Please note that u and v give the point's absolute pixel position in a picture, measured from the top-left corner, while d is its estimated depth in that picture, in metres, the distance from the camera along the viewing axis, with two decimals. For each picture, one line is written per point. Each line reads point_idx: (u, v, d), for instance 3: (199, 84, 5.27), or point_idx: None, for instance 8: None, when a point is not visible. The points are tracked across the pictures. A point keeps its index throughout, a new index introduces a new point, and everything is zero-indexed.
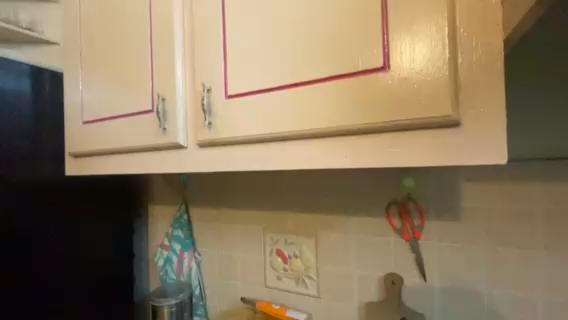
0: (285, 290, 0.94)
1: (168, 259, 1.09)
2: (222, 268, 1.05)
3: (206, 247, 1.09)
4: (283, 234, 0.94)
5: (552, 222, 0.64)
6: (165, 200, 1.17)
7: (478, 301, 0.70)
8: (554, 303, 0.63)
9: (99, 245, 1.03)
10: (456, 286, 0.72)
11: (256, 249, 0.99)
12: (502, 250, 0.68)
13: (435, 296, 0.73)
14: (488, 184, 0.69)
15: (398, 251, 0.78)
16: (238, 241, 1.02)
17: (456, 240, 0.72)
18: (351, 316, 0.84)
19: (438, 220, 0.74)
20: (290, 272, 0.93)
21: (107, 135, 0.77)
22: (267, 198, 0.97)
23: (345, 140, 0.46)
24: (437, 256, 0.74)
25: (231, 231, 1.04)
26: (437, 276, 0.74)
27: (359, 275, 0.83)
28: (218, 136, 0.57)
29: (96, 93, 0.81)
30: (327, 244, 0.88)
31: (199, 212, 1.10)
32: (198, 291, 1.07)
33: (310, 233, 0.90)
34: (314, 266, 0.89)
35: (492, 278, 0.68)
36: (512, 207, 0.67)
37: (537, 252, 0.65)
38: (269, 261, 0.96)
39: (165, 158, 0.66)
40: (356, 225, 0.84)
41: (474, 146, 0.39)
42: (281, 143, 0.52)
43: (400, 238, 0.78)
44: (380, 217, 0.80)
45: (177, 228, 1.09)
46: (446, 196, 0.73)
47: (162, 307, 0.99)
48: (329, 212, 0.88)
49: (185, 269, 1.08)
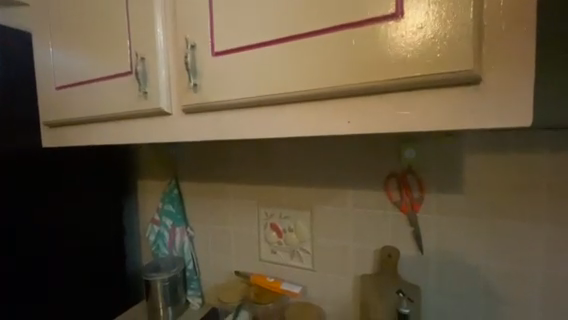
0: (280, 264, 0.93)
1: (160, 234, 1.07)
2: (215, 242, 1.04)
3: (199, 221, 1.06)
4: (278, 208, 0.92)
5: (556, 193, 0.62)
6: (154, 174, 1.12)
7: (474, 273, 0.69)
8: (551, 274, 0.63)
9: (88, 222, 0.99)
10: (454, 258, 0.71)
11: (250, 223, 0.97)
12: (501, 222, 0.66)
13: (430, 268, 0.73)
14: (493, 155, 0.66)
15: (395, 223, 0.76)
16: (232, 215, 1.00)
17: (455, 212, 0.70)
18: (345, 288, 0.84)
19: (437, 192, 0.71)
20: (284, 246, 0.92)
21: (83, 101, 0.70)
22: (261, 172, 0.94)
23: (346, 103, 0.41)
24: (435, 228, 0.72)
25: (223, 205, 1.01)
26: (434, 248, 0.73)
27: (355, 248, 0.82)
28: (205, 99, 0.52)
29: (68, 54, 0.72)
30: (323, 218, 0.86)
31: (191, 186, 1.06)
32: (192, 266, 1.06)
33: (306, 206, 0.88)
34: (309, 239, 0.88)
35: (490, 250, 0.68)
36: (515, 178, 0.64)
37: (537, 224, 0.63)
38: (263, 235, 0.95)
39: (149, 126, 0.60)
40: (354, 198, 0.81)
41: (495, 106, 0.34)
42: (276, 106, 0.46)
43: (397, 211, 0.76)
44: (377, 190, 0.78)
45: (168, 202, 1.06)
46: (447, 167, 0.70)
47: (155, 282, 0.97)
48: (325, 185, 0.85)
49: (178, 244, 1.06)
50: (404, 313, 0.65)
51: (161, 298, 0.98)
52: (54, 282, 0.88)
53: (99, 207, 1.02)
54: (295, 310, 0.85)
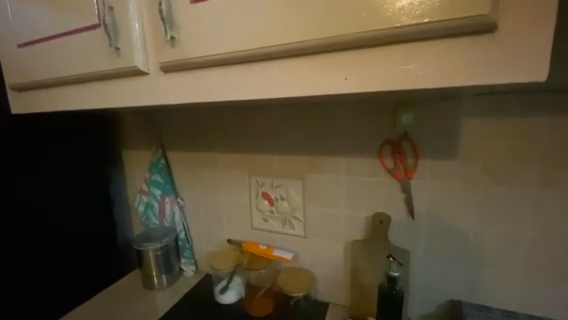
0: (271, 232, 0.93)
1: (149, 204, 1.05)
2: (206, 212, 1.02)
3: (189, 191, 1.04)
4: (269, 177, 0.90)
5: (552, 158, 0.61)
6: (140, 144, 1.09)
7: (463, 237, 0.70)
8: (539, 236, 0.64)
9: (74, 193, 0.95)
10: (444, 223, 0.72)
11: (242, 192, 0.95)
12: (494, 187, 0.66)
13: (421, 233, 0.74)
14: (491, 119, 0.64)
15: (388, 191, 0.76)
16: (222, 184, 0.97)
17: (448, 178, 0.69)
18: (336, 254, 0.85)
19: (431, 158, 0.70)
20: (276, 214, 0.91)
21: (49, 61, 0.63)
22: (251, 139, 0.90)
23: (343, 57, 0.37)
24: (428, 194, 0.72)
25: (212, 175, 0.98)
26: (425, 214, 0.73)
27: (347, 215, 0.82)
28: (184, 55, 0.46)
29: (25, 4, 0.63)
30: (315, 186, 0.84)
31: (179, 154, 1.02)
32: (184, 235, 1.05)
33: (298, 175, 0.86)
34: (301, 207, 0.87)
35: (479, 214, 0.68)
36: (511, 143, 0.63)
37: (530, 188, 0.63)
38: (255, 204, 0.93)
39: (126, 87, 0.54)
40: (346, 166, 0.79)
41: (508, 58, 0.31)
42: (265, 62, 0.42)
43: (391, 178, 0.75)
44: (371, 157, 0.76)
45: (155, 173, 1.02)
46: (444, 133, 0.68)
47: (148, 251, 0.98)
48: (317, 152, 0.82)
49: (168, 214, 1.04)
50: (393, 277, 0.66)
51: (154, 267, 0.99)
52: (43, 254, 0.85)
53: (84, 178, 0.98)
54: (286, 275, 0.87)
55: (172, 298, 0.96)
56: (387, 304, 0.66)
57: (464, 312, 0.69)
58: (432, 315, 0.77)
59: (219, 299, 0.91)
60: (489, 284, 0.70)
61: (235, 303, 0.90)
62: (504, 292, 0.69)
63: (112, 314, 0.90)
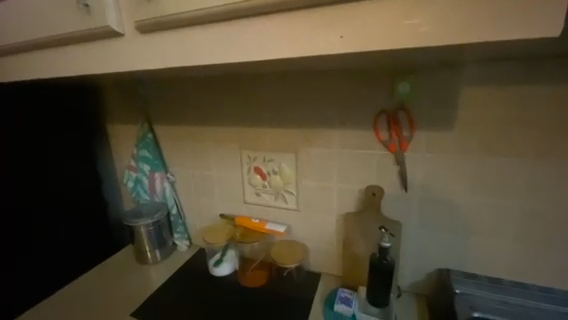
0: (264, 206, 0.92)
1: (138, 180, 1.03)
2: (198, 187, 1.01)
3: (179, 166, 1.01)
4: (261, 151, 0.87)
5: (549, 128, 0.60)
6: (126, 118, 1.05)
7: (455, 208, 0.71)
8: (529, 206, 0.65)
9: (59, 169, 0.90)
10: (437, 194, 0.72)
11: (233, 166, 0.93)
12: (488, 158, 0.66)
13: (414, 204, 0.74)
14: (490, 88, 0.62)
15: (382, 163, 0.74)
16: (214, 160, 0.95)
17: (443, 150, 0.68)
18: (329, 227, 0.86)
19: (427, 129, 0.68)
20: (269, 188, 0.90)
21: (12, 22, 0.56)
22: (241, 112, 0.86)
23: (339, 11, 0.33)
24: (422, 166, 0.71)
25: (202, 150, 0.96)
26: (418, 186, 0.73)
27: (341, 189, 0.81)
28: (161, 12, 0.41)
29: None
30: (308, 159, 0.82)
31: (167, 128, 0.99)
32: (176, 210, 1.04)
33: (291, 149, 0.84)
34: (294, 181, 0.86)
35: (472, 186, 0.68)
36: (509, 113, 0.62)
37: (524, 159, 0.63)
38: (247, 178, 0.92)
39: (101, 50, 0.50)
40: (340, 139, 0.77)
41: (522, 9, 0.28)
42: (252, 20, 0.38)
43: (385, 150, 0.73)
44: (366, 129, 0.73)
45: (143, 148, 0.99)
46: (442, 102, 0.66)
47: (139, 227, 0.98)
48: (310, 125, 0.79)
49: (159, 190, 1.02)
50: (385, 248, 0.67)
51: (147, 242, 0.99)
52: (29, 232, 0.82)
53: (69, 154, 0.93)
54: (280, 247, 0.88)
55: (167, 272, 0.96)
56: (378, 274, 0.68)
57: (451, 280, 0.72)
58: (421, 284, 0.79)
59: (214, 272, 0.91)
60: (477, 253, 0.72)
61: (230, 275, 0.92)
62: (492, 261, 0.71)
63: (106, 289, 0.90)
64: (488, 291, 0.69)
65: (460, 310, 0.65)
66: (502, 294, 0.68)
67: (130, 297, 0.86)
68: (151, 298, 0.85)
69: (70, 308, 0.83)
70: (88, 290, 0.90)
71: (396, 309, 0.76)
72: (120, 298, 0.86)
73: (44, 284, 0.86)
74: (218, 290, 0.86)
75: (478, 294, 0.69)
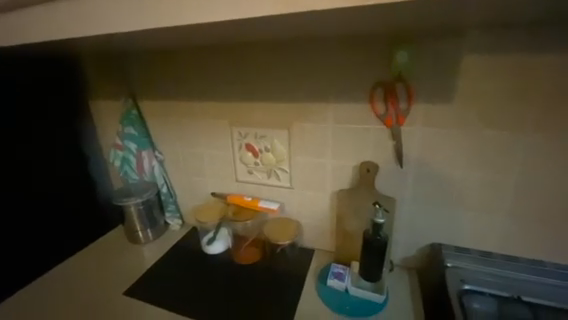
0: (256, 184, 0.90)
1: (125, 159, 0.99)
2: (188, 165, 0.97)
3: (167, 144, 0.97)
4: (253, 127, 0.84)
5: (552, 99, 0.58)
6: (109, 92, 0.99)
7: (449, 184, 0.70)
8: (525, 180, 0.64)
9: (40, 148, 0.86)
10: (432, 170, 0.70)
11: (223, 144, 0.90)
12: (487, 132, 0.64)
13: (409, 180, 0.73)
14: (493, 57, 0.59)
15: (377, 138, 0.72)
16: (203, 137, 0.91)
17: (440, 124, 0.66)
18: (322, 204, 0.85)
19: (426, 102, 0.65)
20: (261, 166, 0.87)
21: None
22: (230, 85, 0.81)
23: None
24: (418, 140, 0.69)
25: (190, 127, 0.92)
26: (413, 162, 0.71)
27: (335, 165, 0.79)
28: None
29: None
30: (301, 136, 0.79)
31: (153, 103, 0.94)
32: (166, 189, 1.01)
33: (283, 125, 0.80)
34: (287, 158, 0.83)
35: (469, 160, 0.67)
36: (511, 83, 0.59)
37: (524, 132, 0.61)
38: (238, 156, 0.89)
39: (72, 11, 0.45)
40: (335, 113, 0.74)
41: None
42: None
43: (381, 125, 0.70)
44: (362, 102, 0.70)
45: (128, 125, 0.95)
46: (442, 73, 0.62)
47: (128, 206, 0.96)
48: (304, 99, 0.75)
49: (147, 169, 0.99)
50: (378, 224, 0.66)
51: (138, 222, 0.98)
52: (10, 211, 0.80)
53: (50, 132, 0.88)
54: (273, 225, 0.87)
55: (159, 251, 0.95)
56: (372, 250, 0.67)
57: (443, 253, 0.73)
58: (413, 258, 0.80)
59: (207, 250, 0.90)
60: (471, 228, 0.72)
61: (223, 253, 0.91)
62: (486, 236, 0.71)
63: (98, 268, 0.90)
64: (479, 264, 0.70)
65: (451, 283, 0.67)
66: (493, 267, 0.69)
67: (123, 276, 0.86)
68: (144, 277, 0.84)
69: (63, 288, 0.83)
70: (80, 271, 0.89)
71: (388, 283, 0.77)
72: (113, 278, 0.85)
73: (31, 267, 0.86)
74: (212, 267, 0.86)
75: (469, 266, 0.70)
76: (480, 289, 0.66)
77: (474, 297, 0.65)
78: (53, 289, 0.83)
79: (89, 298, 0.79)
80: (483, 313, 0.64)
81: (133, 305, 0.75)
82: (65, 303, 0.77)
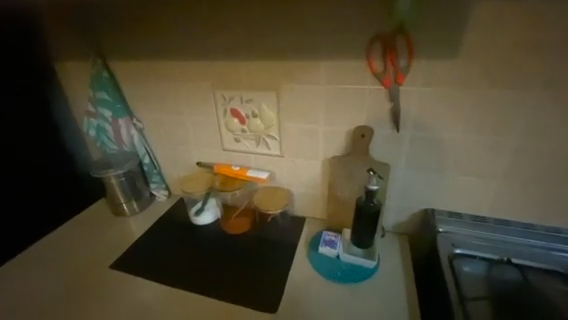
0: (245, 152, 0.85)
1: (100, 127, 0.91)
2: (170, 133, 0.91)
3: (145, 110, 0.90)
4: (238, 89, 0.76)
5: (565, 53, 0.53)
6: (74, 52, 0.88)
7: (447, 148, 0.67)
8: (526, 143, 0.61)
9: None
10: (430, 134, 0.66)
11: (207, 110, 0.82)
12: (491, 91, 0.59)
13: (404, 145, 0.69)
14: (506, 4, 0.52)
15: (374, 100, 0.66)
16: (184, 102, 0.84)
17: (442, 83, 0.61)
18: (314, 172, 0.81)
19: (427, 59, 0.60)
20: (249, 133, 0.82)
21: None
22: (211, 42, 0.72)
23: None
24: (417, 102, 0.64)
25: (169, 90, 0.83)
26: (411, 125, 0.67)
27: (327, 131, 0.74)
28: None
29: None
30: (291, 99, 0.73)
31: (126, 65, 0.84)
32: (148, 160, 0.95)
33: (272, 86, 0.73)
34: (276, 125, 0.78)
35: (469, 122, 0.63)
36: (522, 36, 0.54)
37: (530, 91, 0.57)
38: (223, 123, 0.82)
39: None
40: (328, 73, 0.67)
41: None
42: None
43: (379, 85, 0.64)
44: (359, 59, 0.63)
45: (99, 90, 0.86)
46: (448, 24, 0.56)
47: (109, 178, 0.91)
48: (294, 57, 0.68)
49: (126, 138, 0.92)
50: (372, 190, 0.64)
51: (121, 194, 0.93)
52: None
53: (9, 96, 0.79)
54: (262, 194, 0.84)
55: (145, 223, 0.92)
56: (365, 217, 0.65)
57: (435, 219, 0.72)
58: (405, 223, 0.79)
59: (195, 221, 0.88)
60: (464, 193, 0.70)
61: (213, 223, 0.88)
62: (480, 200, 0.70)
63: (82, 242, 0.86)
64: (471, 229, 0.70)
65: (442, 247, 0.67)
66: (485, 231, 0.69)
67: (109, 249, 0.83)
68: (132, 249, 0.82)
69: (46, 264, 0.80)
70: (63, 246, 0.85)
71: (379, 248, 0.77)
72: (98, 251, 0.82)
73: (10, 243, 0.81)
74: (201, 238, 0.84)
75: (461, 231, 0.70)
76: (471, 253, 0.66)
77: (464, 261, 0.66)
78: (36, 265, 0.80)
79: (75, 273, 0.76)
80: (471, 275, 0.65)
81: (122, 278, 0.73)
82: (50, 279, 0.75)
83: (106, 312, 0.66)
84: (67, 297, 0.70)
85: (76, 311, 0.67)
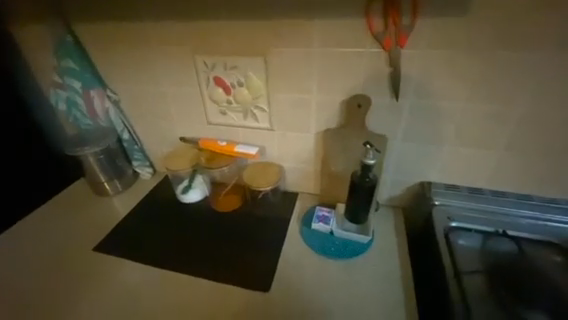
0: (232, 126, 0.79)
1: (71, 101, 0.82)
2: (149, 105, 0.83)
3: (119, 81, 0.81)
4: (221, 54, 0.68)
5: None
6: (31, 12, 0.76)
7: (448, 118, 0.62)
8: (532, 111, 0.57)
9: None
10: (431, 102, 0.61)
11: (188, 79, 0.74)
12: (500, 54, 0.54)
13: (403, 115, 0.64)
14: None
15: (371, 66, 0.60)
16: (162, 71, 0.75)
17: (447, 45, 0.55)
18: (306, 146, 0.76)
19: (433, 16, 0.53)
20: (235, 105, 0.75)
21: None
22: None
23: None
24: (419, 67, 0.58)
25: (144, 57, 0.74)
26: (411, 93, 0.61)
27: (321, 100, 0.68)
28: None
29: None
30: (281, 65, 0.66)
31: (92, 28, 0.74)
32: (127, 136, 0.88)
33: (258, 51, 0.65)
34: (265, 94, 0.71)
35: (475, 89, 0.58)
36: None
37: (542, 52, 0.52)
38: (207, 93, 0.75)
39: None
40: (321, 34, 0.60)
41: None
42: None
43: (378, 48, 0.58)
44: (356, 18, 0.56)
45: (64, 57, 0.76)
46: None
47: (85, 156, 0.84)
48: (282, 15, 0.60)
49: (100, 112, 0.84)
50: (368, 165, 0.59)
51: (101, 173, 0.87)
52: None
53: None
54: (252, 170, 0.79)
55: (129, 202, 0.87)
56: (360, 193, 0.62)
57: (431, 191, 0.70)
58: (400, 196, 0.77)
59: (182, 199, 0.83)
60: (463, 165, 0.67)
61: (201, 201, 0.84)
62: (478, 171, 0.67)
63: (62, 223, 0.81)
64: (467, 201, 0.68)
65: (438, 221, 0.65)
66: (481, 202, 0.67)
67: (92, 229, 0.79)
68: (117, 229, 0.78)
69: (25, 247, 0.75)
70: (41, 228, 0.80)
71: (374, 222, 0.75)
72: (80, 233, 0.78)
73: None
74: (189, 217, 0.80)
75: (456, 203, 0.68)
76: (467, 226, 0.65)
77: (459, 234, 0.65)
78: (11, 249, 0.75)
79: (56, 257, 0.72)
80: (466, 248, 0.65)
81: (107, 261, 0.70)
82: (29, 264, 0.71)
83: (91, 296, 0.63)
84: (49, 282, 0.66)
85: (60, 296, 0.63)
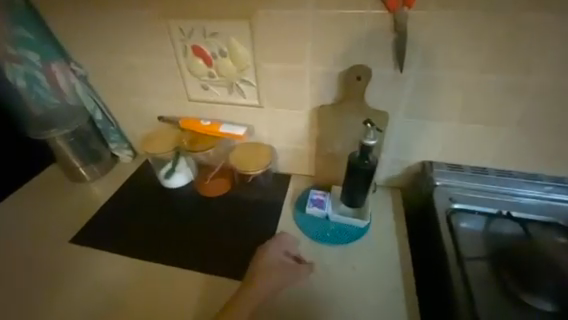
0: (216, 103, 0.71)
1: (30, 75, 0.68)
2: (121, 80, 0.73)
3: (85, 51, 0.71)
4: (200, 18, 0.59)
5: None
6: None
7: (457, 90, 0.56)
8: (551, 81, 0.51)
9: None
10: (439, 73, 0.54)
11: (163, 48, 0.65)
12: (520, 14, 0.47)
13: (407, 88, 0.57)
14: None
15: (373, 30, 0.53)
16: (132, 39, 0.65)
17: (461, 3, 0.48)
18: (299, 124, 0.69)
19: None
20: (218, 79, 0.66)
21: None
22: None
23: None
24: (428, 31, 0.51)
25: (110, 22, 0.64)
26: (417, 62, 0.54)
27: (315, 72, 0.60)
28: None
29: None
30: (269, 30, 0.57)
31: None
32: (100, 115, 0.78)
33: (243, 13, 0.56)
34: (252, 66, 0.62)
35: (489, 57, 0.51)
36: None
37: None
38: (186, 65, 0.66)
39: None
40: None
41: None
42: None
43: (381, 10, 0.50)
44: None
45: (15, 24, 0.64)
46: None
47: (53, 139, 0.75)
48: None
49: (67, 88, 0.74)
50: (368, 146, 0.54)
51: (73, 157, 0.79)
52: None
53: None
54: (240, 152, 0.73)
55: (108, 188, 0.81)
56: (359, 176, 0.57)
57: (433, 171, 0.65)
58: (399, 177, 0.72)
59: (166, 184, 0.77)
60: (469, 143, 0.62)
61: (186, 186, 0.78)
62: (485, 150, 0.62)
63: (35, 214, 0.74)
64: (472, 181, 0.64)
65: (440, 203, 0.62)
66: (486, 183, 0.63)
67: (68, 219, 0.72)
68: (96, 219, 0.72)
69: None
70: (11, 220, 0.73)
71: (371, 205, 0.71)
72: (55, 224, 0.72)
73: None
74: (173, 203, 0.74)
75: (460, 184, 0.64)
76: (469, 207, 0.62)
77: (462, 216, 0.62)
78: None
79: (29, 251, 0.66)
80: (468, 230, 0.62)
81: (85, 254, 0.65)
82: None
83: (71, 293, 0.58)
84: (23, 280, 0.61)
85: (37, 295, 0.59)
